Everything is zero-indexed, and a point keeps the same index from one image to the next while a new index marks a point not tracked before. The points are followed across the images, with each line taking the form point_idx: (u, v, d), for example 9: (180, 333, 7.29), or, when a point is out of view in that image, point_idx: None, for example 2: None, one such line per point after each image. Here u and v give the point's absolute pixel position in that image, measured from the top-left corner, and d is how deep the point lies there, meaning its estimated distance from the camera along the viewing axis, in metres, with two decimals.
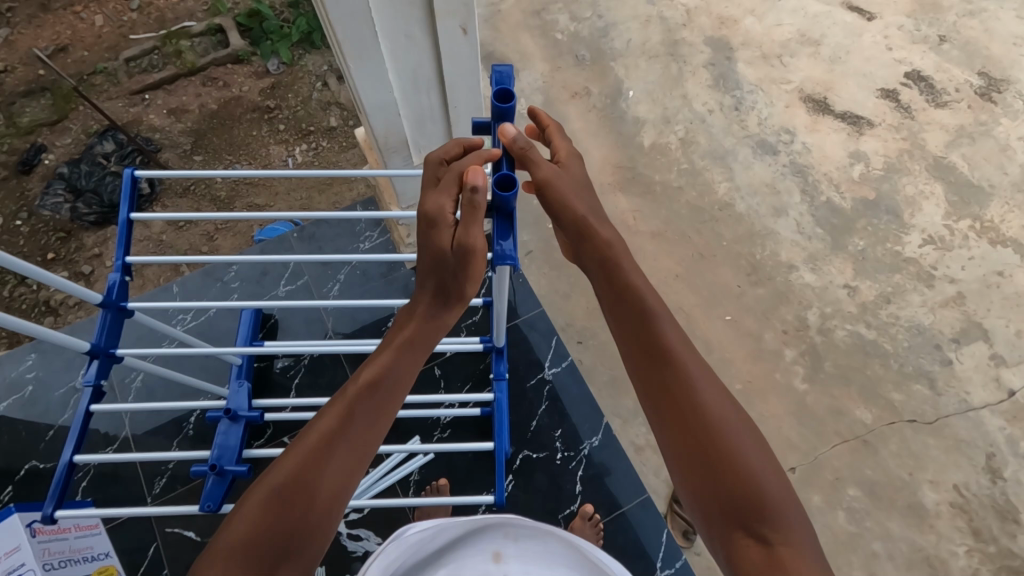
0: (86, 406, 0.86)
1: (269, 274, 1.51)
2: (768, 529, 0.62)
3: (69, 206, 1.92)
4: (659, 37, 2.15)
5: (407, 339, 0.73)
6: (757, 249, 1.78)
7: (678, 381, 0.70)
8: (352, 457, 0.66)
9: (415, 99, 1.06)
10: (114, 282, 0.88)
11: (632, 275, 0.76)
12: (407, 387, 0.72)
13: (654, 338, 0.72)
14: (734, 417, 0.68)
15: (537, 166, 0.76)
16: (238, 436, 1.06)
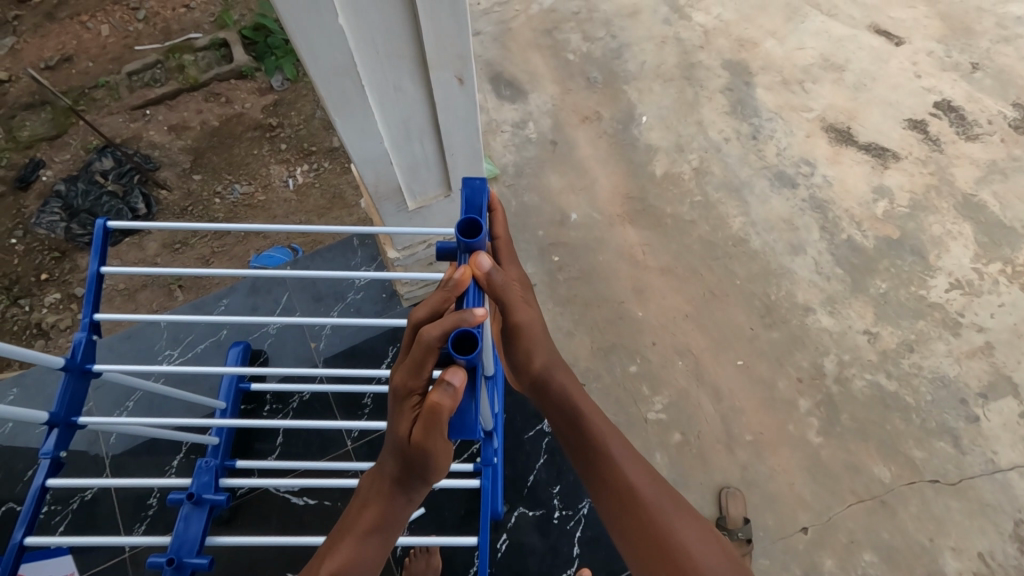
0: (42, 480, 0.80)
1: (260, 309, 1.45)
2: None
3: (64, 225, 1.88)
4: (675, 59, 2.06)
5: (369, 525, 0.68)
6: (771, 289, 1.70)
7: (649, 522, 0.75)
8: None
9: (408, 149, 0.99)
10: (80, 342, 0.82)
11: (594, 422, 0.82)
12: (376, 572, 0.69)
13: (626, 487, 0.78)
14: (713, 557, 0.72)
15: (517, 309, 0.69)
16: (199, 525, 1.01)
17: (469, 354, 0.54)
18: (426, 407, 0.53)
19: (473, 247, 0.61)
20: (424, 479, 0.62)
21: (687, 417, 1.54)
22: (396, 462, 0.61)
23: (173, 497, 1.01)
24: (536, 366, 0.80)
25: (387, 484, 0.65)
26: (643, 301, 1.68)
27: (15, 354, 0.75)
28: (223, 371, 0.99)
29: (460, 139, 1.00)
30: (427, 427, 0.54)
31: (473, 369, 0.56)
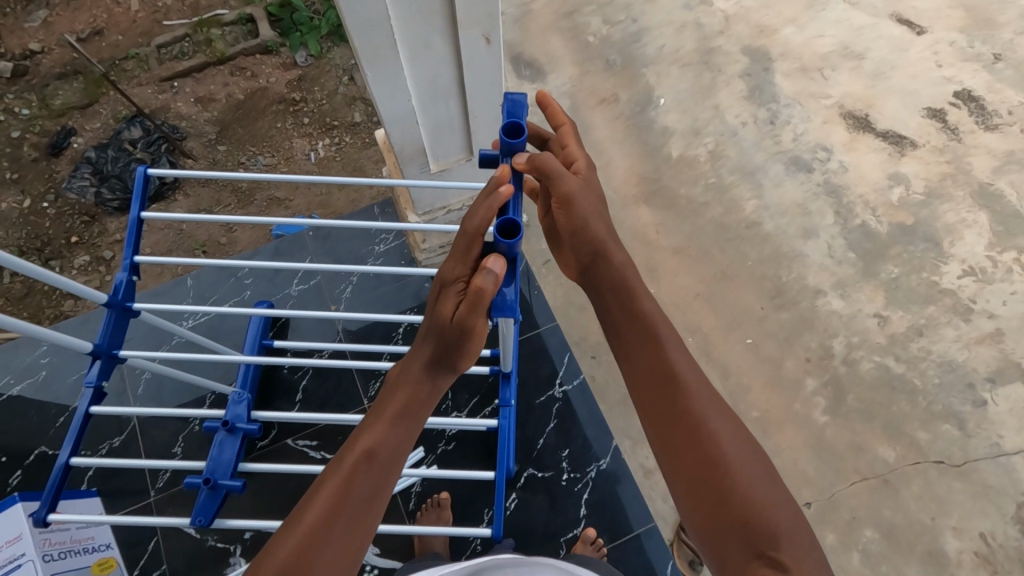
0: (85, 407, 0.87)
1: (282, 273, 1.49)
2: (784, 555, 0.58)
3: (94, 190, 1.94)
4: (694, 44, 2.08)
5: (400, 406, 0.69)
6: (783, 271, 1.72)
7: (689, 408, 0.68)
8: (353, 536, 0.62)
9: (434, 109, 1.03)
10: (120, 282, 0.87)
11: (642, 301, 0.76)
12: (405, 454, 0.68)
13: (663, 368, 0.71)
14: (742, 446, 0.66)
15: (561, 177, 0.75)
16: (233, 449, 1.05)
17: (510, 239, 0.63)
18: (470, 290, 0.59)
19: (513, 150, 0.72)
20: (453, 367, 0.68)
21: None
22: (435, 343, 0.66)
23: (212, 423, 1.06)
24: (597, 238, 0.77)
25: (423, 370, 0.68)
26: (655, 279, 1.71)
27: (62, 284, 0.81)
28: (250, 312, 1.03)
29: (484, 100, 1.03)
30: (471, 308, 0.61)
31: (510, 259, 0.65)
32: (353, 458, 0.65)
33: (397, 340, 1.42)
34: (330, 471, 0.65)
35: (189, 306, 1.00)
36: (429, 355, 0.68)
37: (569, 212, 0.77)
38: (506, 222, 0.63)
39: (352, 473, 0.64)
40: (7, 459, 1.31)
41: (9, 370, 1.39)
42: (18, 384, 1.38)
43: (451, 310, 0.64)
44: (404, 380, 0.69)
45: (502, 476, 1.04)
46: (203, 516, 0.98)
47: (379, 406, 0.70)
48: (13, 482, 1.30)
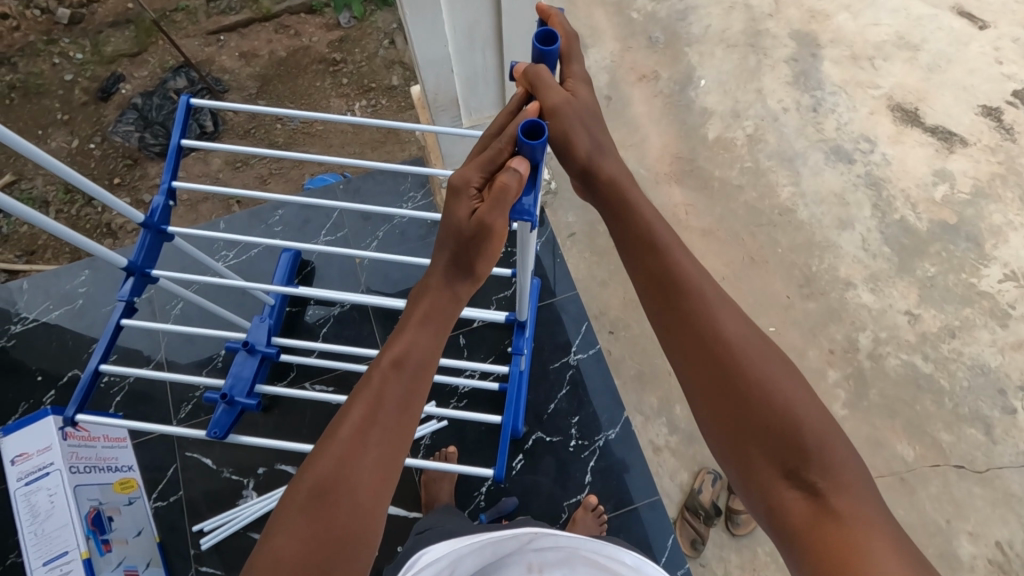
0: (118, 319, 0.90)
1: (311, 223, 1.50)
2: (813, 470, 0.59)
3: (138, 135, 1.99)
4: (741, 26, 2.03)
5: (424, 310, 0.69)
6: (813, 260, 1.68)
7: (700, 318, 0.66)
8: (391, 443, 0.62)
9: (470, 59, 1.03)
10: (158, 205, 0.90)
11: (644, 209, 0.73)
12: (437, 358, 0.68)
13: (671, 280, 0.69)
14: (764, 352, 0.65)
15: (551, 91, 0.71)
16: (252, 369, 1.09)
17: (533, 141, 0.64)
18: (495, 186, 0.62)
19: (547, 53, 0.71)
20: (472, 272, 0.69)
21: None
22: (453, 247, 0.68)
23: (230, 343, 1.09)
24: (581, 152, 0.73)
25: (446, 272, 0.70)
26: None
27: (100, 197, 0.85)
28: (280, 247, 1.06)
29: (521, 51, 1.02)
30: (494, 205, 0.62)
31: (533, 164, 0.66)
32: (384, 369, 0.65)
33: None
34: (363, 385, 0.66)
35: (222, 235, 1.03)
36: (449, 257, 0.69)
37: (556, 126, 0.71)
38: (529, 123, 0.64)
39: (384, 383, 0.64)
40: (42, 378, 1.38)
41: (49, 297, 1.45)
42: (57, 309, 1.44)
43: (468, 212, 0.66)
44: (428, 287, 0.71)
45: (509, 426, 1.09)
46: (219, 427, 1.02)
47: (407, 315, 0.71)
48: (48, 400, 1.36)
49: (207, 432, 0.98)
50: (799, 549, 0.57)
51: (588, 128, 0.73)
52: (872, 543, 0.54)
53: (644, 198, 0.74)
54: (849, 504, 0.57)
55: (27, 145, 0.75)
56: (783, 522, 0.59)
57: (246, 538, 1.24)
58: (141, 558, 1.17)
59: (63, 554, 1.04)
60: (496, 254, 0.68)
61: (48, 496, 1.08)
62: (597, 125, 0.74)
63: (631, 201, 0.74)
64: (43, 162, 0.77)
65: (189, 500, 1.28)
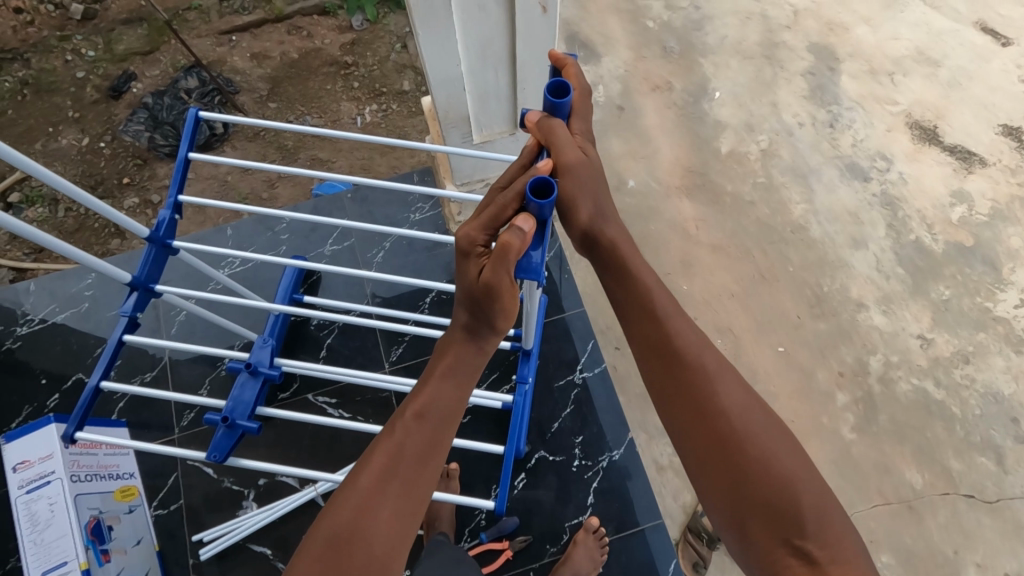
0: (120, 334, 0.89)
1: (318, 231, 1.49)
2: (810, 541, 0.58)
3: (148, 135, 1.99)
4: (758, 37, 2.00)
5: (449, 363, 0.68)
6: (825, 280, 1.65)
7: (697, 383, 0.65)
8: (408, 498, 0.61)
9: (483, 76, 1.01)
10: (163, 219, 0.90)
11: (640, 268, 0.72)
12: (460, 412, 0.67)
13: (667, 343, 0.68)
14: (760, 418, 0.64)
15: (562, 146, 0.67)
16: (253, 392, 1.07)
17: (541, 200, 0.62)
18: (497, 245, 0.59)
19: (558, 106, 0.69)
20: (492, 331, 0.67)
21: None
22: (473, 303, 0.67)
23: (232, 365, 1.08)
24: (583, 217, 0.70)
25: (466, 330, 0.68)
26: (689, 274, 1.67)
27: (105, 213, 0.84)
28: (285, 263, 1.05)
29: (534, 70, 1.01)
30: (496, 265, 0.60)
31: (540, 222, 0.64)
32: (408, 420, 0.65)
33: (424, 309, 1.42)
34: (387, 436, 0.65)
35: (227, 250, 1.02)
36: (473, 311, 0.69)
37: (565, 183, 0.68)
38: (538, 182, 0.63)
39: (406, 434, 0.64)
40: (46, 381, 1.38)
41: (55, 299, 1.45)
42: (63, 311, 1.43)
43: (476, 272, 0.64)
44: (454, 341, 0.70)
45: (511, 451, 1.08)
46: (219, 450, 1.01)
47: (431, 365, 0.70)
48: (52, 403, 1.36)
49: (206, 457, 0.97)
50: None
51: (593, 193, 0.70)
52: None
53: (642, 258, 0.73)
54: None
55: (34, 164, 0.75)
56: None
57: (245, 550, 1.24)
58: (139, 568, 1.16)
59: (62, 564, 1.04)
60: (512, 313, 0.66)
61: (48, 504, 1.08)
62: (602, 184, 0.71)
63: (628, 263, 0.70)
64: (47, 178, 0.77)
65: (189, 510, 1.27)
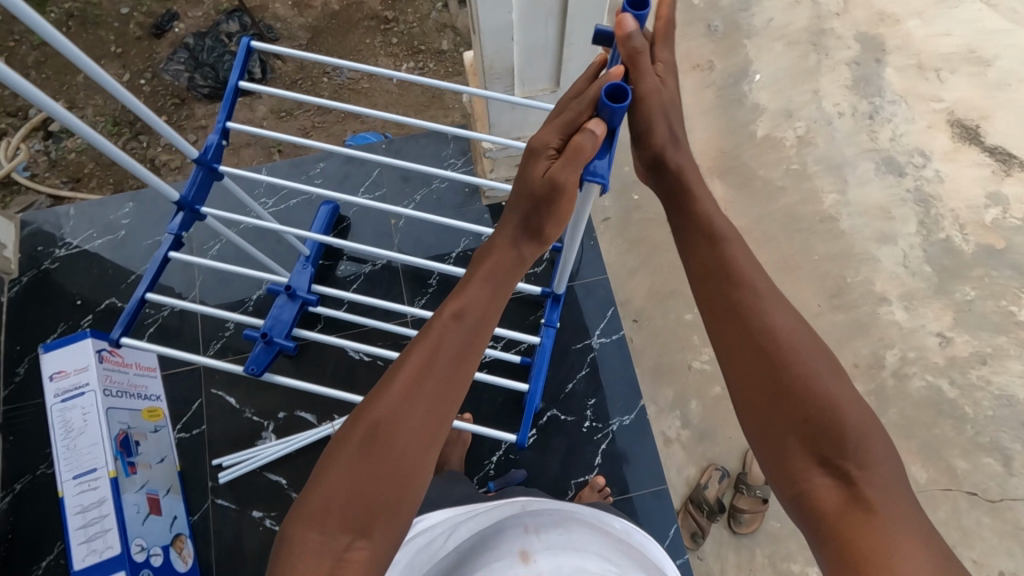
0: (166, 252, 0.93)
1: (351, 179, 1.52)
2: (848, 461, 0.59)
3: (188, 76, 2.01)
4: (805, 23, 1.97)
5: (489, 268, 0.73)
6: (849, 271, 1.64)
7: (748, 303, 0.67)
8: (449, 391, 0.64)
9: (533, 29, 1.00)
10: (212, 144, 0.92)
11: (705, 201, 0.76)
12: (496, 314, 0.71)
13: (723, 266, 0.71)
14: (810, 343, 0.65)
15: (644, 73, 0.73)
16: (290, 313, 1.15)
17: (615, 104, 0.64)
18: (569, 146, 0.64)
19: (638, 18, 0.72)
20: (537, 236, 0.74)
21: None
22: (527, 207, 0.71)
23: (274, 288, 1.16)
24: (657, 140, 0.76)
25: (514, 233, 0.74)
26: None
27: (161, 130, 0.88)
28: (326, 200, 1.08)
29: (588, 27, 1.00)
30: (567, 164, 0.65)
31: (610, 129, 0.66)
32: (445, 319, 0.67)
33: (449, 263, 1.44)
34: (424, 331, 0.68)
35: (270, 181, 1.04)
36: (520, 218, 0.73)
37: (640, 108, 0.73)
38: (612, 88, 0.65)
39: (445, 330, 0.67)
40: (81, 303, 1.42)
41: (93, 225, 1.49)
42: (100, 238, 1.47)
43: (542, 172, 0.69)
44: (495, 248, 0.74)
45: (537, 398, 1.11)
46: (259, 365, 1.11)
47: (473, 271, 0.73)
48: (85, 324, 1.41)
49: (246, 370, 1.06)
50: (826, 533, 0.58)
51: (666, 119, 0.76)
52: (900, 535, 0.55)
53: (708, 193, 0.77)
54: (881, 497, 0.58)
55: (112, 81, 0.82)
56: (813, 505, 0.60)
57: (261, 478, 1.29)
58: (162, 483, 1.22)
59: (92, 470, 1.09)
60: (561, 219, 0.72)
61: (81, 414, 1.12)
62: (674, 114, 0.77)
63: (692, 192, 0.77)
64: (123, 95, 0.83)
65: (210, 436, 1.32)
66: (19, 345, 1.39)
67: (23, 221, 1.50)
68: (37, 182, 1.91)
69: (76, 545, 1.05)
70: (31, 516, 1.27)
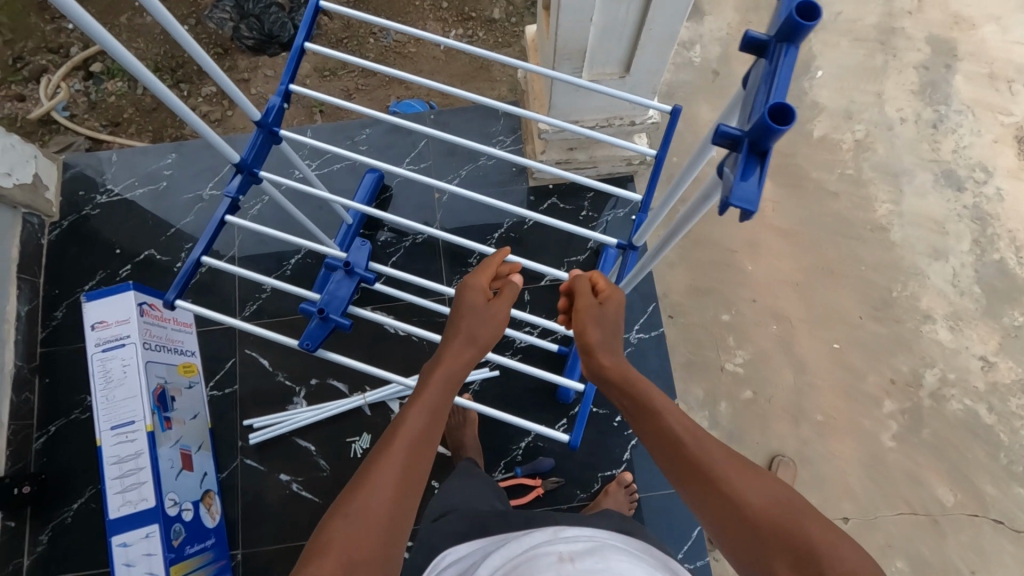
0: (222, 215, 0.89)
1: (397, 148, 1.48)
2: (826, 569, 0.57)
3: (232, 26, 1.93)
4: (875, 20, 1.87)
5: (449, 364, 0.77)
6: (896, 285, 1.60)
7: (689, 456, 0.70)
8: (418, 470, 0.66)
9: (613, 7, 0.93)
10: (274, 106, 0.89)
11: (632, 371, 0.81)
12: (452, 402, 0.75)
13: (662, 434, 0.74)
14: (748, 475, 0.67)
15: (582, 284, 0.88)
16: (348, 290, 1.03)
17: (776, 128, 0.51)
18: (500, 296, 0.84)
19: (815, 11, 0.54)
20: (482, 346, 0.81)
21: (764, 377, 1.53)
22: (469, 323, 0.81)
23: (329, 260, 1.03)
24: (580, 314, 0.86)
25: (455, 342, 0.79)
26: (756, 255, 1.63)
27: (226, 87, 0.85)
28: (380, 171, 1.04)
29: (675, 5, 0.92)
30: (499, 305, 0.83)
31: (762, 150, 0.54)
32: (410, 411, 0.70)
33: (491, 243, 1.42)
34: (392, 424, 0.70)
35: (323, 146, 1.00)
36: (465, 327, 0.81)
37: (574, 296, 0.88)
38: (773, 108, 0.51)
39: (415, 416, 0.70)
40: (120, 252, 1.42)
41: (135, 174, 1.47)
42: (141, 188, 1.46)
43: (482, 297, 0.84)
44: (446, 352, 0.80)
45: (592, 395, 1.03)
46: (311, 340, 1.00)
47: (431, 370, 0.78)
48: (124, 274, 1.40)
49: (299, 344, 0.98)
50: None
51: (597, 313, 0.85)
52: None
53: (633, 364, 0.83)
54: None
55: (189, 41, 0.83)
56: None
57: (290, 442, 1.29)
58: (195, 440, 1.23)
59: (130, 423, 1.10)
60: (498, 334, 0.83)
61: (121, 365, 1.13)
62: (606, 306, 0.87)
63: (621, 367, 0.82)
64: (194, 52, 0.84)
65: (242, 396, 1.33)
66: (57, 289, 1.39)
67: (65, 164, 1.48)
68: (77, 123, 1.90)
69: (112, 495, 1.07)
70: (63, 459, 1.29)
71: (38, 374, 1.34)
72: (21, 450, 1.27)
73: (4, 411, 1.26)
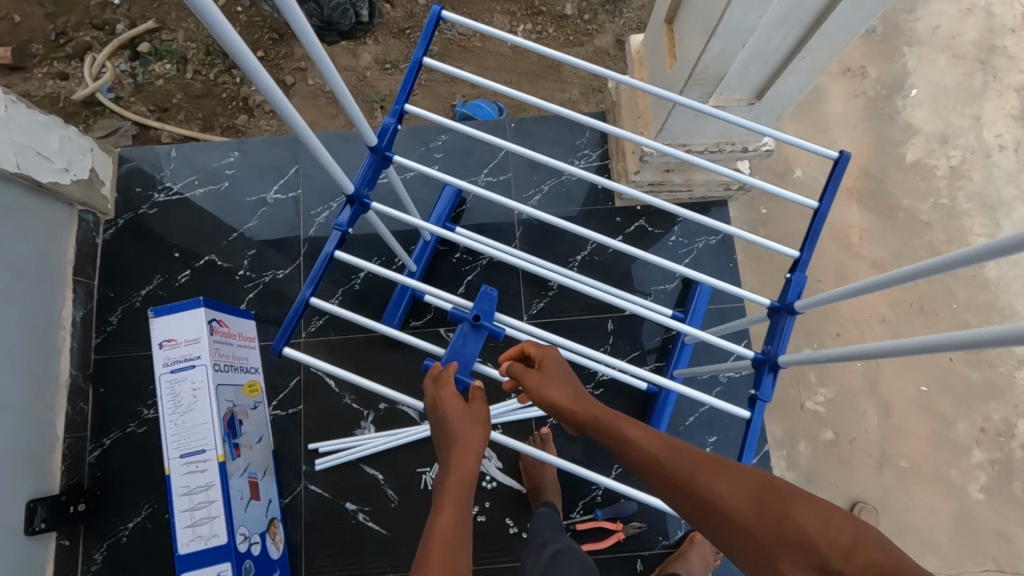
0: (329, 251, 0.78)
1: (474, 157, 1.39)
2: (830, 557, 0.50)
3: (290, 9, 1.80)
4: (976, 36, 1.75)
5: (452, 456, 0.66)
6: (989, 326, 1.52)
7: (667, 476, 0.63)
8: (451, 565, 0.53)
9: (769, 36, 0.83)
10: (388, 127, 0.80)
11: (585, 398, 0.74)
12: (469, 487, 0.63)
13: (638, 459, 0.66)
14: (724, 478, 0.60)
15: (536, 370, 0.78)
16: (476, 346, 0.81)
17: None
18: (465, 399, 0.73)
19: None
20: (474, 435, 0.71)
21: (846, 418, 1.46)
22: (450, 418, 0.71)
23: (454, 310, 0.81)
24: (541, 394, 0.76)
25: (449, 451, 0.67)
26: (842, 287, 1.54)
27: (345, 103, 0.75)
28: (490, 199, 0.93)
29: (844, 36, 0.80)
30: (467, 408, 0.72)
31: None
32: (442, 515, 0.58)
33: (574, 267, 1.33)
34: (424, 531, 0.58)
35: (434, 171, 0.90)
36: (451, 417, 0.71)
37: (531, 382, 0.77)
38: None
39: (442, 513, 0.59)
40: (179, 255, 1.33)
41: (194, 171, 1.38)
42: (201, 187, 1.37)
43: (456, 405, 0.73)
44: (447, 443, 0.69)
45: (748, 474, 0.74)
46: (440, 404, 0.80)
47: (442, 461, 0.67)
48: (183, 279, 1.32)
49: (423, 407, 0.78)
50: None
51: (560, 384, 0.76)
52: (916, 574, 0.46)
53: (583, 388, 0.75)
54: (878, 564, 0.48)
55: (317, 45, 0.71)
56: None
57: (358, 469, 1.23)
58: (260, 465, 1.16)
59: (200, 452, 1.03)
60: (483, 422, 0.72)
61: (191, 389, 1.05)
62: (560, 379, 0.77)
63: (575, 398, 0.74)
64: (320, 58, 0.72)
65: (307, 417, 1.26)
66: (112, 292, 1.32)
67: (120, 157, 1.40)
68: (122, 106, 1.80)
69: (180, 529, 1.00)
70: (117, 474, 1.23)
71: (92, 383, 1.27)
72: (75, 464, 1.21)
73: (59, 424, 1.19)
